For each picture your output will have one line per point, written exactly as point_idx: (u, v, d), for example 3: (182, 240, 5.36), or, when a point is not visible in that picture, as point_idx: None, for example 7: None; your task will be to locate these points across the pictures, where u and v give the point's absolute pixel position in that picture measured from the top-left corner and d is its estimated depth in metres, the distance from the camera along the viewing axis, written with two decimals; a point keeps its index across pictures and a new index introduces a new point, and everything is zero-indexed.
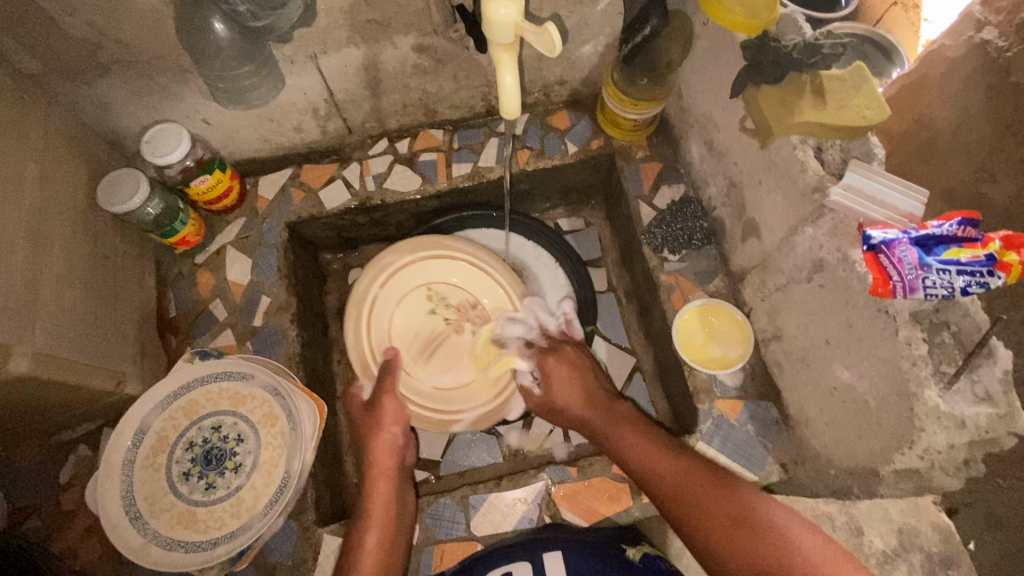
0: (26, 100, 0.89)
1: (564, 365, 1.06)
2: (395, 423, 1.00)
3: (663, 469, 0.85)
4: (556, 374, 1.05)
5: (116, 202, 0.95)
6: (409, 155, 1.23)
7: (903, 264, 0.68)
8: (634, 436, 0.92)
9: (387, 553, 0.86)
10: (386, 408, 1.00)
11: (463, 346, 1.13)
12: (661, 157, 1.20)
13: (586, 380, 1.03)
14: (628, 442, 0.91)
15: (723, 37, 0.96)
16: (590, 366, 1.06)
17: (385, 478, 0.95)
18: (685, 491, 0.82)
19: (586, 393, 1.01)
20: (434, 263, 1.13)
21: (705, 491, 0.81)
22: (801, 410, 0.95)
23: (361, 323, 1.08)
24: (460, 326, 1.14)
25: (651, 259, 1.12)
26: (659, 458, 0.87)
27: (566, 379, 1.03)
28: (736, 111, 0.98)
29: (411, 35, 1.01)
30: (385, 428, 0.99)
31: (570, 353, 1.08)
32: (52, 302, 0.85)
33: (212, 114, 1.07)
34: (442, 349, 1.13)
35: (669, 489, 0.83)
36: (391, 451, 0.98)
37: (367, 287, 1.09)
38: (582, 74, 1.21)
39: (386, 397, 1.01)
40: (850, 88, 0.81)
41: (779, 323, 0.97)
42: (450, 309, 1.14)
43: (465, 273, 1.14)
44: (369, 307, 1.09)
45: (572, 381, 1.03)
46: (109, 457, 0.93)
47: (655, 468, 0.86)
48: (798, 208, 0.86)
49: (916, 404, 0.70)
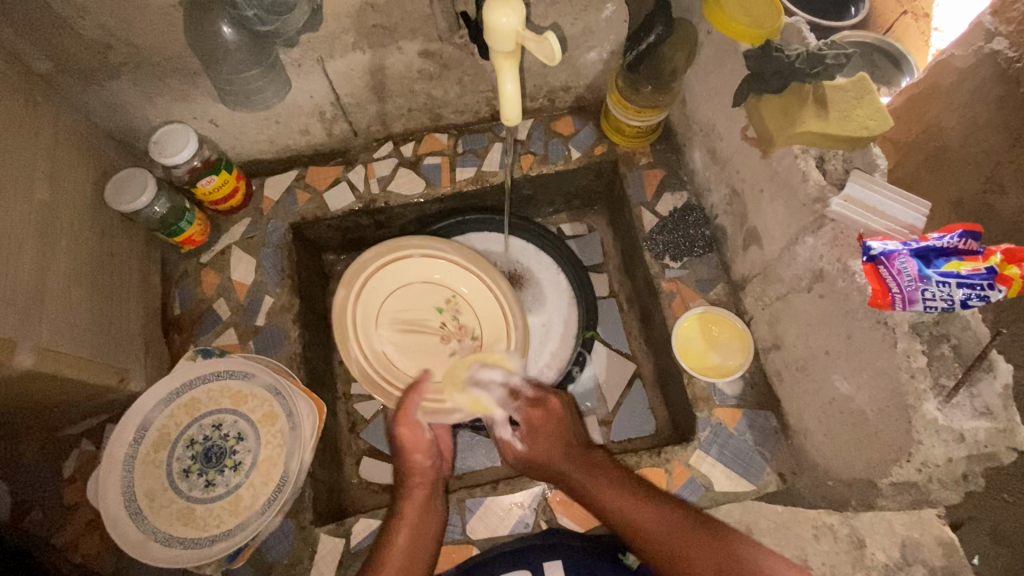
0: (38, 99, 0.90)
1: (547, 417, 0.96)
2: (419, 451, 0.94)
3: (651, 530, 0.81)
4: (541, 430, 0.95)
5: (125, 200, 0.97)
6: (413, 159, 1.24)
7: (903, 276, 0.68)
8: (615, 496, 0.85)
9: (414, 557, 0.84)
10: (406, 434, 0.94)
11: (437, 351, 1.10)
12: (664, 164, 1.20)
13: (562, 435, 0.94)
14: (610, 497, 0.85)
15: (727, 46, 0.96)
16: (568, 419, 0.96)
17: (421, 488, 0.92)
18: (683, 551, 0.78)
19: (564, 448, 0.93)
20: (466, 277, 1.12)
21: (694, 547, 0.78)
22: (801, 420, 0.94)
23: (378, 264, 1.07)
24: (447, 339, 1.11)
25: (653, 266, 1.12)
26: (652, 524, 0.81)
27: (549, 437, 0.94)
28: (738, 120, 0.98)
29: (417, 40, 1.02)
30: (413, 460, 0.93)
31: (553, 406, 0.97)
32: (59, 299, 0.87)
33: (221, 115, 1.08)
34: (421, 339, 1.10)
35: (658, 547, 0.79)
36: (422, 471, 0.93)
37: (413, 244, 1.08)
38: (587, 81, 1.21)
39: (400, 427, 0.95)
40: (853, 98, 0.82)
41: (779, 332, 0.97)
42: (453, 321, 1.11)
43: (489, 304, 1.11)
44: (399, 259, 1.09)
45: (552, 441, 0.93)
46: (111, 453, 0.94)
47: (648, 532, 0.81)
48: (798, 217, 0.86)
49: (914, 416, 0.70)
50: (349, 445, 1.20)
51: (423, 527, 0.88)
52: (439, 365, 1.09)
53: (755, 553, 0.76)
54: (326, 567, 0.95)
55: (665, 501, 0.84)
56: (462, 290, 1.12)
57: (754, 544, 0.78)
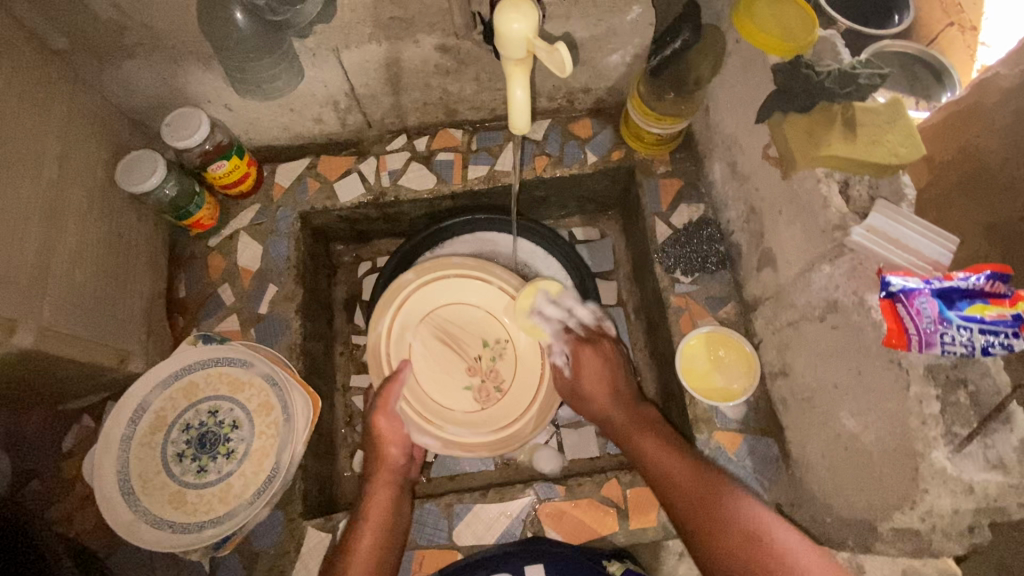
0: (52, 77, 0.91)
1: (599, 356, 1.01)
2: (393, 445, 0.97)
3: (675, 478, 0.83)
4: (586, 364, 1.00)
5: (134, 181, 0.97)
6: (426, 154, 1.22)
7: (922, 317, 0.64)
8: (648, 438, 0.90)
9: (380, 559, 0.85)
10: (383, 428, 0.97)
11: (454, 376, 1.08)
12: (682, 173, 1.16)
13: (614, 379, 0.99)
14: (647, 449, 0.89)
15: (756, 58, 0.92)
16: (618, 363, 1.01)
17: (388, 483, 0.94)
18: (701, 503, 0.79)
19: (609, 388, 0.98)
20: (523, 341, 1.08)
21: (709, 497, 0.79)
22: (803, 451, 0.91)
23: (460, 272, 1.07)
24: (472, 372, 1.08)
25: (662, 279, 1.09)
26: (676, 470, 0.84)
27: (596, 371, 0.99)
28: (762, 136, 0.94)
29: (434, 35, 1.00)
30: (387, 451, 0.96)
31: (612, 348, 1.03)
32: (61, 279, 0.87)
33: (234, 100, 1.07)
34: (450, 357, 1.08)
35: (682, 496, 0.81)
36: (392, 469, 0.96)
37: (501, 279, 1.07)
38: (608, 84, 1.18)
39: (381, 418, 0.97)
40: (884, 122, 0.78)
41: (788, 359, 0.93)
42: (489, 364, 1.09)
43: (531, 377, 1.07)
44: (480, 279, 1.08)
45: (597, 365, 1.00)
46: (109, 431, 0.95)
47: (669, 476, 0.84)
48: (816, 243, 0.82)
49: (921, 464, 0.67)
50: (344, 437, 1.20)
51: (390, 526, 0.89)
52: (449, 392, 1.07)
53: (752, 509, 0.77)
54: (311, 562, 0.95)
55: (690, 453, 0.86)
56: (511, 347, 1.09)
57: (754, 503, 0.78)
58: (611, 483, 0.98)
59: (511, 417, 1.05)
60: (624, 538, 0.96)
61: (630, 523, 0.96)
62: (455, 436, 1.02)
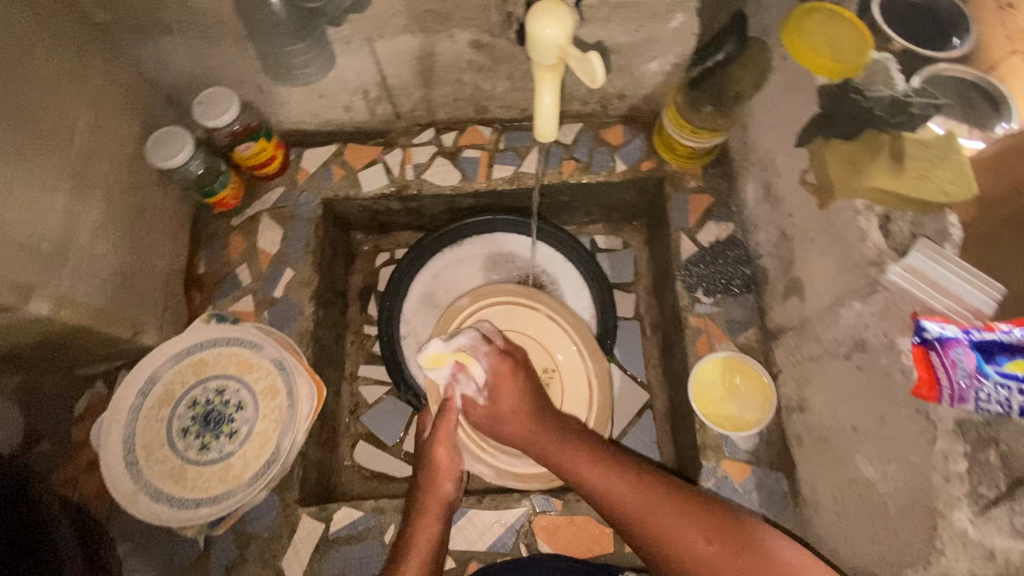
0: (88, 49, 0.92)
1: (513, 384, 0.91)
2: (448, 480, 0.94)
3: (626, 504, 0.77)
4: (504, 386, 0.91)
5: (162, 157, 0.97)
6: (452, 149, 1.20)
7: (957, 369, 0.60)
8: (588, 460, 0.82)
9: None
10: (441, 461, 0.94)
11: None
12: (713, 190, 1.12)
13: (533, 416, 0.89)
14: (591, 474, 0.81)
15: (800, 77, 0.88)
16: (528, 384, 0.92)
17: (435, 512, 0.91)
18: (660, 531, 0.73)
19: (531, 419, 0.89)
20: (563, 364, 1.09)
21: (669, 526, 0.73)
22: (814, 492, 0.88)
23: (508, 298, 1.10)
24: None
25: (683, 297, 1.06)
26: (625, 493, 0.77)
27: (513, 398, 0.90)
28: (800, 160, 0.90)
29: (469, 30, 0.99)
30: (439, 483, 0.93)
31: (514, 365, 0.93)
32: (84, 248, 0.88)
33: (267, 83, 1.07)
34: None
35: (636, 523, 0.75)
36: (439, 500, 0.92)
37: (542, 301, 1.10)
38: (644, 91, 1.15)
39: (440, 449, 0.95)
40: (934, 157, 0.72)
41: (806, 394, 0.90)
42: None
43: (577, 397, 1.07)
44: (526, 305, 1.10)
45: (512, 395, 0.91)
46: (119, 401, 0.97)
47: (619, 502, 0.77)
48: (849, 279, 0.78)
49: (941, 524, 0.63)
50: (348, 427, 1.20)
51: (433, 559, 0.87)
52: None
53: (785, 551, 0.69)
54: (303, 548, 0.95)
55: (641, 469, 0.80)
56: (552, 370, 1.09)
57: (783, 540, 0.70)
58: None
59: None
60: (620, 560, 0.93)
61: (624, 546, 0.94)
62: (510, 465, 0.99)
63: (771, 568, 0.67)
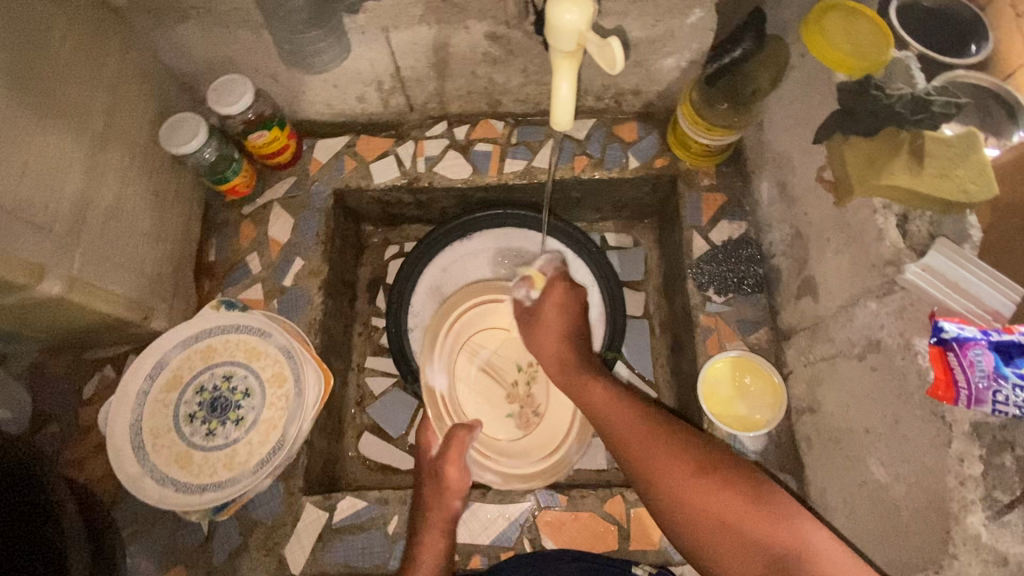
0: (106, 33, 0.92)
1: (558, 303, 1.00)
2: (455, 497, 0.92)
3: (626, 429, 0.81)
4: (550, 305, 0.99)
5: (176, 143, 0.98)
6: (464, 143, 1.20)
7: (975, 370, 0.59)
8: (604, 395, 0.87)
9: None
10: (451, 479, 0.92)
11: (495, 400, 1.09)
12: (727, 189, 1.11)
13: (566, 339, 0.96)
14: (600, 396, 0.87)
15: (819, 74, 0.87)
16: (574, 308, 0.99)
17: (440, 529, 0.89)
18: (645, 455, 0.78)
19: (565, 342, 0.96)
20: None
21: (658, 451, 0.77)
22: (823, 494, 0.87)
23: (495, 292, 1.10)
24: (512, 399, 1.10)
25: (694, 296, 1.05)
26: (623, 421, 0.82)
27: (556, 316, 0.98)
28: (817, 158, 0.89)
29: (485, 22, 0.99)
30: (449, 501, 0.91)
31: (567, 292, 1.00)
32: (96, 230, 0.88)
33: (281, 72, 1.08)
34: (488, 386, 1.10)
35: (631, 450, 0.79)
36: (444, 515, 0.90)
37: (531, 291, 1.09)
38: (659, 88, 1.15)
39: (451, 468, 0.93)
40: (956, 156, 0.71)
41: (818, 395, 0.89)
42: (525, 387, 1.10)
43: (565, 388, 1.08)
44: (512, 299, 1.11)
45: (555, 317, 0.98)
46: (127, 384, 0.97)
47: (619, 426, 0.82)
48: (865, 278, 0.77)
49: (954, 528, 0.62)
50: (353, 419, 1.20)
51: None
52: (494, 420, 1.08)
53: (774, 495, 0.71)
54: (306, 537, 0.95)
55: (647, 409, 0.83)
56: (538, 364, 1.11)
57: (776, 491, 0.71)
58: (615, 500, 0.95)
59: (556, 442, 1.02)
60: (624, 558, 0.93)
61: (630, 544, 0.93)
62: (512, 469, 0.98)
63: (761, 510, 0.69)
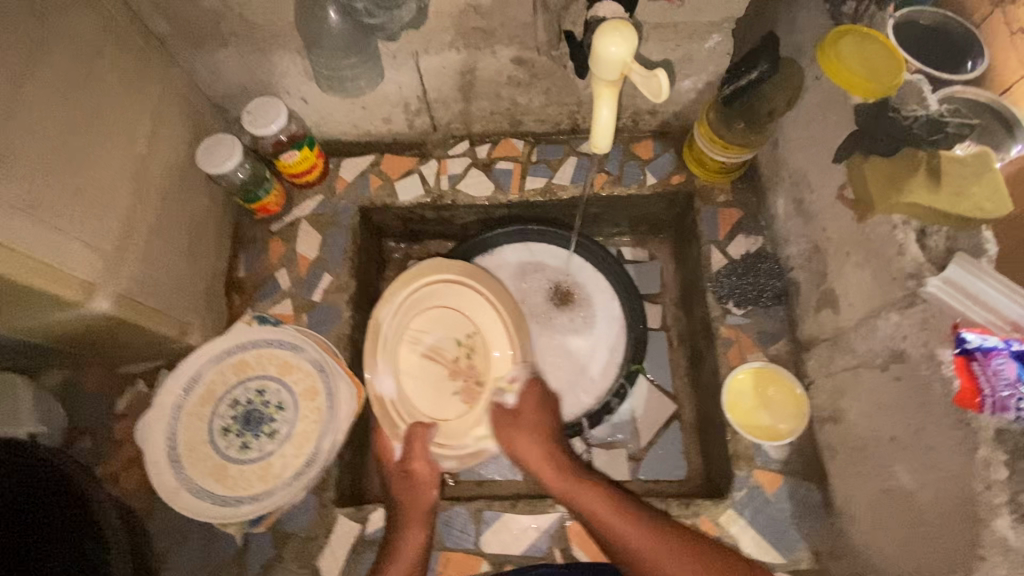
0: (150, 60, 0.97)
1: (534, 401, 0.99)
2: (432, 489, 0.93)
3: (637, 543, 0.81)
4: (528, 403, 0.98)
5: (213, 163, 1.01)
6: (487, 161, 1.23)
7: (999, 379, 0.62)
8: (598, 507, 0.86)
9: None
10: (421, 472, 0.93)
11: (439, 385, 1.03)
12: (742, 204, 1.15)
13: (547, 439, 0.95)
14: (595, 506, 0.86)
15: (833, 96, 0.91)
16: (544, 414, 0.99)
17: (417, 521, 0.90)
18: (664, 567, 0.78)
19: (547, 444, 0.95)
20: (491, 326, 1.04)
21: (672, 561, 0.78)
22: (848, 501, 0.89)
23: (442, 278, 1.03)
24: (455, 375, 1.04)
25: (714, 308, 1.08)
26: (630, 535, 0.82)
27: (529, 426, 0.96)
28: (835, 177, 0.92)
29: (512, 47, 1.04)
30: (425, 491, 0.92)
31: (545, 394, 1.01)
32: (141, 249, 0.91)
33: (312, 94, 1.12)
34: (433, 369, 1.04)
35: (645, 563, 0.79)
36: (420, 504, 0.92)
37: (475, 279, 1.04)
38: (675, 108, 1.19)
39: (416, 462, 0.93)
40: (972, 174, 0.76)
41: (840, 405, 0.91)
42: (468, 360, 1.04)
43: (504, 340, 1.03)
44: (459, 284, 1.04)
45: (535, 418, 0.97)
46: (161, 398, 0.99)
47: (626, 539, 0.82)
48: (886, 291, 0.80)
49: (982, 531, 0.64)
50: None
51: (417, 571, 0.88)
52: (440, 402, 1.02)
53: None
54: (339, 548, 0.97)
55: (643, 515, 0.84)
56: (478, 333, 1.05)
57: None
58: None
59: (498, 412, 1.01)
60: None
61: None
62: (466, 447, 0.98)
63: None
